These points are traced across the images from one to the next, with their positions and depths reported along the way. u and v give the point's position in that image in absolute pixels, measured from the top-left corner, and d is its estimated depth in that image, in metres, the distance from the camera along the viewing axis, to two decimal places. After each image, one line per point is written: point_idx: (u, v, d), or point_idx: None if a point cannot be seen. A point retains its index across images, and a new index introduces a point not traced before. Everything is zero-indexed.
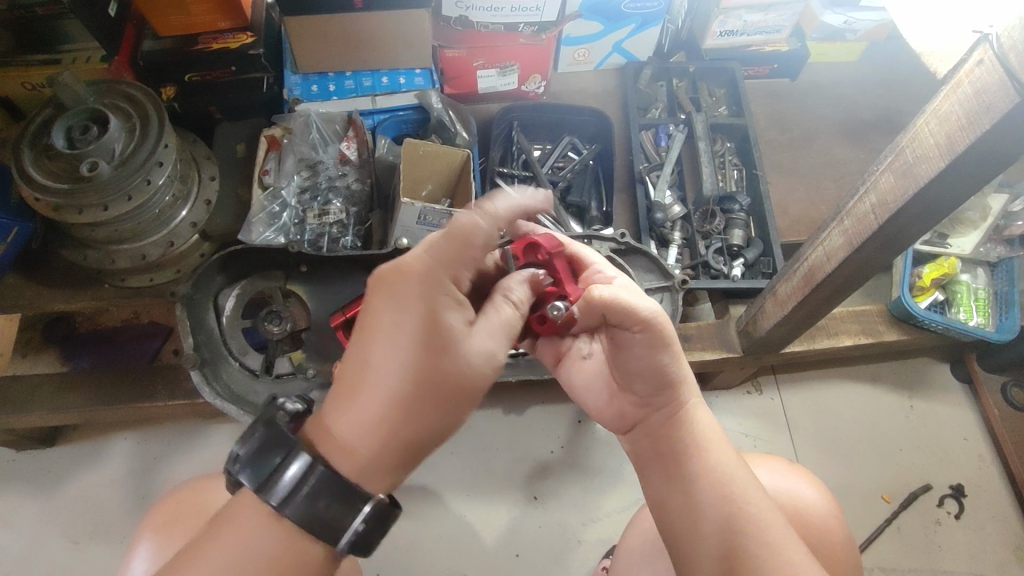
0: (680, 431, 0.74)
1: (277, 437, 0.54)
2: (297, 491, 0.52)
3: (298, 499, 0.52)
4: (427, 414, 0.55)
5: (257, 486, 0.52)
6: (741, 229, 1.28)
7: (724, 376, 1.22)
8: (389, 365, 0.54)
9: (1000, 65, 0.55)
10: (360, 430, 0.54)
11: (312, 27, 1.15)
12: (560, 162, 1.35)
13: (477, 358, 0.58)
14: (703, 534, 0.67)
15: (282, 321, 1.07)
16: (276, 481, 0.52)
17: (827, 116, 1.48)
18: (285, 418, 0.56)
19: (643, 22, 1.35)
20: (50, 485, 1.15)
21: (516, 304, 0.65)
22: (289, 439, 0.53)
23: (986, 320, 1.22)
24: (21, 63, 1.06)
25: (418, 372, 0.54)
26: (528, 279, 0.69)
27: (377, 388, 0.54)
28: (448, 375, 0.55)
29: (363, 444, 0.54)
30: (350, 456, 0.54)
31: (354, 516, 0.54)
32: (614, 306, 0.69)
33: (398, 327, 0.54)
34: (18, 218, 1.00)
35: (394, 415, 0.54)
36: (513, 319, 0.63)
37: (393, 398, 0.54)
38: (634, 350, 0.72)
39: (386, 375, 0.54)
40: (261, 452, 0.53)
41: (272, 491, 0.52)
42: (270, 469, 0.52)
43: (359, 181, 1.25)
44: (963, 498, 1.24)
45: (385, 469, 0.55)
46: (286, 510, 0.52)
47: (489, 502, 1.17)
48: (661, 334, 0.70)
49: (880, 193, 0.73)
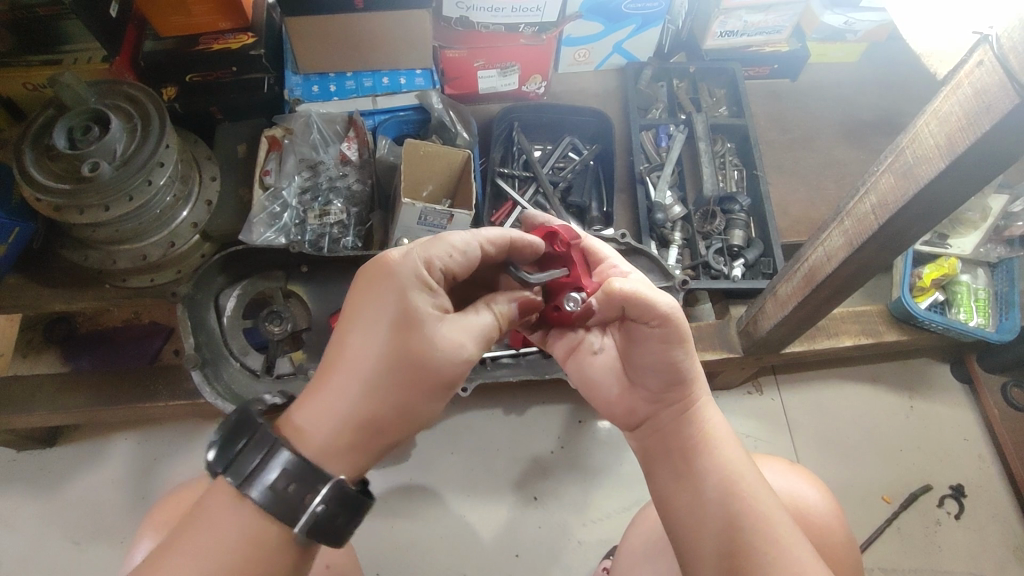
0: (692, 427, 0.74)
1: (243, 419, 0.55)
2: (256, 470, 0.52)
3: (259, 481, 0.52)
4: (398, 400, 0.56)
5: (223, 469, 0.53)
6: (742, 229, 1.28)
7: (724, 377, 1.22)
8: (362, 348, 0.55)
9: (1000, 66, 0.55)
10: (330, 411, 0.55)
11: (312, 28, 1.15)
12: (560, 163, 1.36)
13: (462, 361, 0.58)
14: (709, 530, 0.67)
15: (282, 322, 1.07)
16: (240, 464, 0.52)
17: (828, 117, 1.48)
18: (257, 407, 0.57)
19: (643, 23, 1.35)
20: (50, 485, 1.15)
21: (497, 314, 0.63)
22: (254, 422, 0.54)
23: (986, 320, 1.22)
24: (21, 64, 1.06)
25: (389, 356, 0.55)
26: (518, 296, 0.67)
27: (346, 377, 0.55)
28: (420, 362, 0.56)
29: (331, 426, 0.54)
30: (318, 437, 0.54)
31: (313, 497, 0.52)
32: (637, 300, 0.69)
33: (369, 318, 0.56)
34: (18, 219, 1.01)
35: (364, 399, 0.55)
36: (490, 325, 0.62)
37: (363, 380, 0.55)
38: (651, 342, 0.72)
39: (359, 359, 0.55)
40: (229, 437, 0.54)
41: (234, 471, 0.52)
42: (235, 453, 0.53)
43: (359, 182, 1.25)
44: (963, 498, 1.24)
45: (353, 452, 0.55)
46: (249, 493, 0.52)
47: (489, 502, 1.17)
48: (676, 331, 0.71)
49: (880, 194, 0.73)
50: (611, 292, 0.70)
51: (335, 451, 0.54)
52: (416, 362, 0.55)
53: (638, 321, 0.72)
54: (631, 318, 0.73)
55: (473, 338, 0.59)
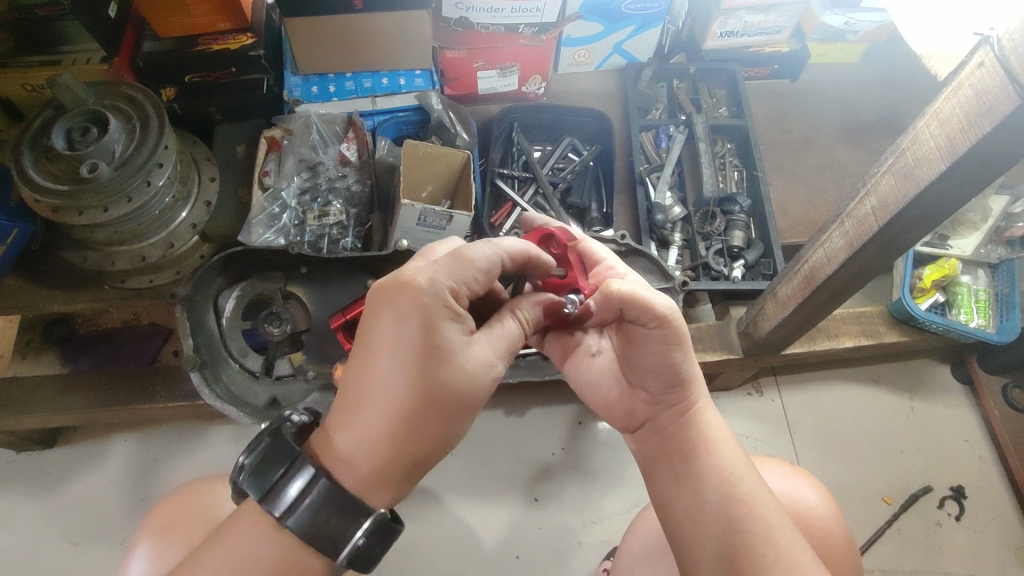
0: (690, 431, 0.74)
1: (281, 449, 0.56)
2: (299, 504, 0.54)
3: (300, 511, 0.54)
4: (429, 431, 0.56)
5: (262, 497, 0.54)
6: (742, 230, 1.27)
7: (725, 378, 1.22)
8: (392, 383, 0.55)
9: (1001, 68, 0.55)
10: (364, 445, 0.56)
11: (312, 29, 1.14)
12: (560, 163, 1.36)
13: (489, 379, 0.59)
14: (709, 532, 0.67)
15: (282, 322, 1.07)
16: (279, 492, 0.54)
17: (828, 117, 1.48)
18: (291, 428, 0.58)
19: (643, 23, 1.34)
20: (49, 486, 1.15)
21: (521, 321, 0.64)
22: (294, 449, 0.56)
23: (986, 321, 1.22)
24: (20, 65, 1.06)
25: (420, 391, 0.55)
26: (545, 300, 0.67)
27: (375, 401, 0.55)
28: (449, 392, 0.56)
29: (367, 460, 0.56)
30: (353, 471, 0.56)
31: (355, 530, 0.55)
32: (635, 301, 0.69)
33: (395, 342, 0.55)
34: (18, 220, 1.00)
35: (397, 433, 0.55)
36: (516, 335, 0.62)
37: (395, 416, 0.55)
38: (650, 345, 0.72)
39: (388, 392, 0.55)
40: (266, 462, 0.55)
41: (275, 501, 0.54)
42: (274, 480, 0.55)
43: (359, 183, 1.25)
44: (963, 499, 1.23)
45: (386, 482, 0.57)
46: (287, 522, 0.54)
47: (489, 504, 1.17)
48: (676, 331, 0.71)
49: (880, 196, 0.73)
50: (608, 293, 0.70)
51: (372, 483, 0.56)
52: (446, 393, 0.56)
53: (637, 323, 0.72)
54: (628, 320, 0.73)
55: (500, 354, 0.60)
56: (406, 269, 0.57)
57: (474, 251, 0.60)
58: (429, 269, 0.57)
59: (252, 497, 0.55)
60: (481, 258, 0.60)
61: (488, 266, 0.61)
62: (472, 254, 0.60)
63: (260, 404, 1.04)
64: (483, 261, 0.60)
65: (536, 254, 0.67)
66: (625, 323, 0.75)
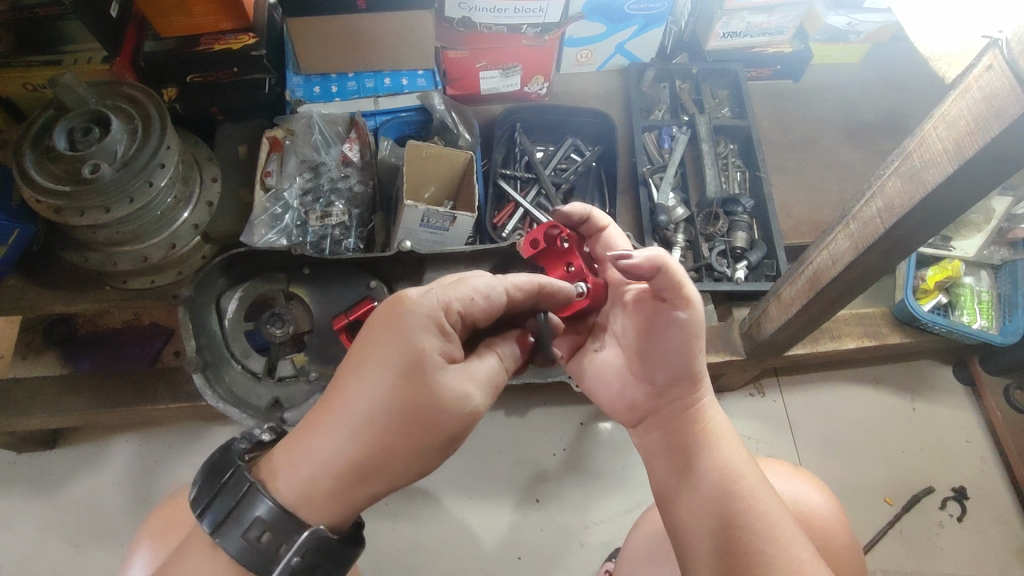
0: (692, 426, 0.73)
1: (225, 459, 0.59)
2: (237, 513, 0.56)
3: (236, 522, 0.56)
4: (387, 452, 0.58)
5: (202, 509, 0.57)
6: (744, 232, 1.28)
7: (728, 379, 1.22)
8: (359, 396, 0.57)
9: (1011, 70, 0.55)
10: (318, 459, 0.57)
11: (314, 29, 1.14)
12: (562, 164, 1.35)
13: (464, 412, 0.59)
14: (708, 529, 0.66)
15: (284, 324, 1.06)
16: (217, 505, 0.57)
17: (831, 119, 1.47)
18: (241, 443, 0.62)
19: (645, 23, 1.34)
20: (49, 488, 1.15)
21: (501, 356, 0.66)
22: (236, 460, 0.59)
23: (989, 323, 1.23)
24: (21, 64, 1.05)
25: (386, 409, 0.57)
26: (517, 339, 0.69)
27: (343, 415, 0.57)
28: (416, 412, 0.57)
29: (310, 473, 0.57)
30: (297, 486, 0.57)
31: (288, 547, 0.56)
32: (671, 273, 0.65)
33: (376, 357, 0.58)
34: (19, 221, 1.00)
35: (355, 450, 0.57)
36: (495, 372, 0.64)
37: (354, 431, 0.57)
38: (672, 331, 0.69)
39: (353, 403, 0.57)
40: (211, 473, 0.59)
41: (214, 512, 0.57)
42: (216, 491, 0.57)
43: (360, 183, 1.23)
44: (965, 500, 1.24)
45: (333, 504, 0.58)
46: (221, 538, 0.56)
47: (489, 506, 1.17)
48: (695, 325, 0.69)
49: (886, 198, 0.73)
50: (653, 258, 0.64)
51: (313, 499, 0.57)
52: (411, 413, 0.57)
53: (663, 304, 0.69)
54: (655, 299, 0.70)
55: (477, 386, 0.61)
56: (408, 292, 0.61)
57: (475, 279, 0.64)
58: (427, 288, 0.61)
59: (195, 506, 0.57)
60: (478, 286, 0.64)
61: (490, 297, 0.64)
62: (470, 282, 0.64)
63: (261, 405, 1.04)
64: (482, 288, 0.64)
65: (549, 282, 0.70)
66: (646, 302, 0.72)
